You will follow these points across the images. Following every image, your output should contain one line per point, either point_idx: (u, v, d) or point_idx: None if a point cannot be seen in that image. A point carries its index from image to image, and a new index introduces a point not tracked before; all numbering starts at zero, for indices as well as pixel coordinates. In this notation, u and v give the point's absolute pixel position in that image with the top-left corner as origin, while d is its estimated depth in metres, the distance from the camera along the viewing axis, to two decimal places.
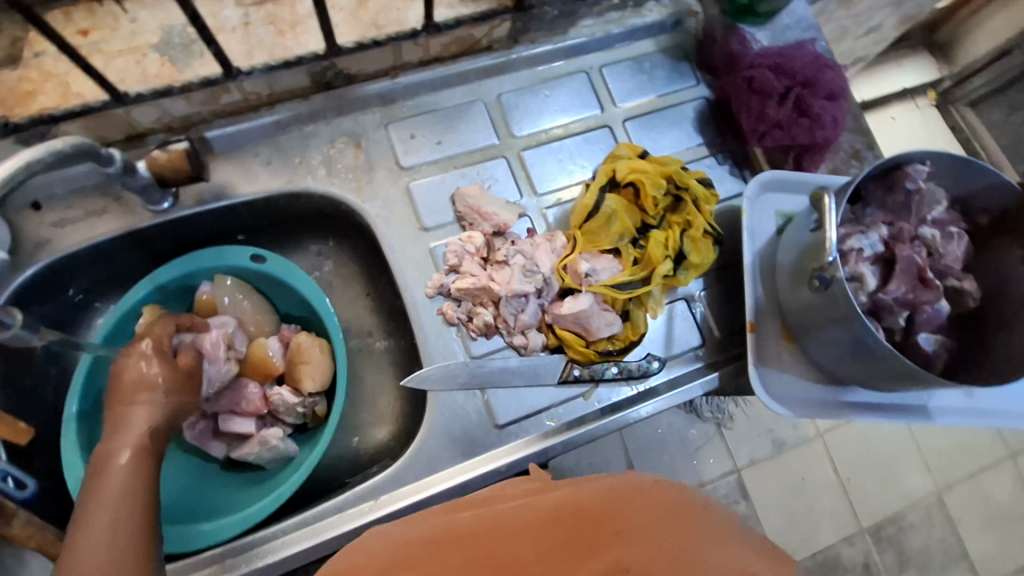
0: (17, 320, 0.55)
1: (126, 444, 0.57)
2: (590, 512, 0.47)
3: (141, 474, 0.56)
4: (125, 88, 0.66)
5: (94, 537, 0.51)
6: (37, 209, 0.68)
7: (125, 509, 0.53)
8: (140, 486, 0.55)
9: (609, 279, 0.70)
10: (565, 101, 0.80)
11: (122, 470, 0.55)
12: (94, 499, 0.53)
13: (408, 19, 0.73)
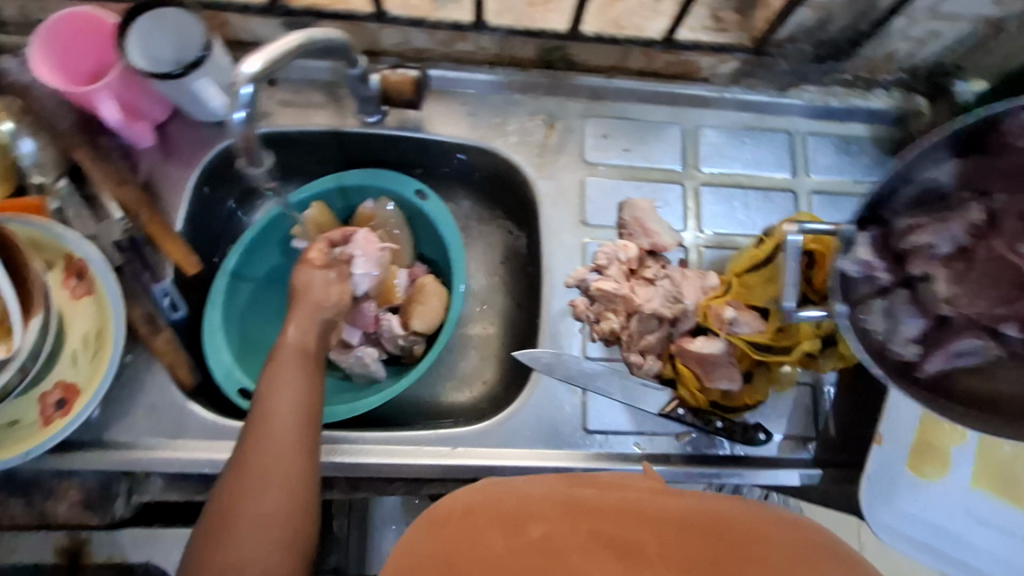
0: (266, 163, 0.57)
1: (289, 347, 0.65)
2: (742, 530, 0.42)
3: (302, 366, 0.64)
4: (386, 8, 0.70)
5: (271, 414, 0.60)
6: (272, 85, 0.75)
7: (293, 394, 0.61)
8: (307, 376, 0.64)
9: (750, 336, 0.67)
10: (759, 154, 0.80)
11: (290, 360, 0.64)
12: (266, 383, 0.62)
13: (649, 28, 0.73)
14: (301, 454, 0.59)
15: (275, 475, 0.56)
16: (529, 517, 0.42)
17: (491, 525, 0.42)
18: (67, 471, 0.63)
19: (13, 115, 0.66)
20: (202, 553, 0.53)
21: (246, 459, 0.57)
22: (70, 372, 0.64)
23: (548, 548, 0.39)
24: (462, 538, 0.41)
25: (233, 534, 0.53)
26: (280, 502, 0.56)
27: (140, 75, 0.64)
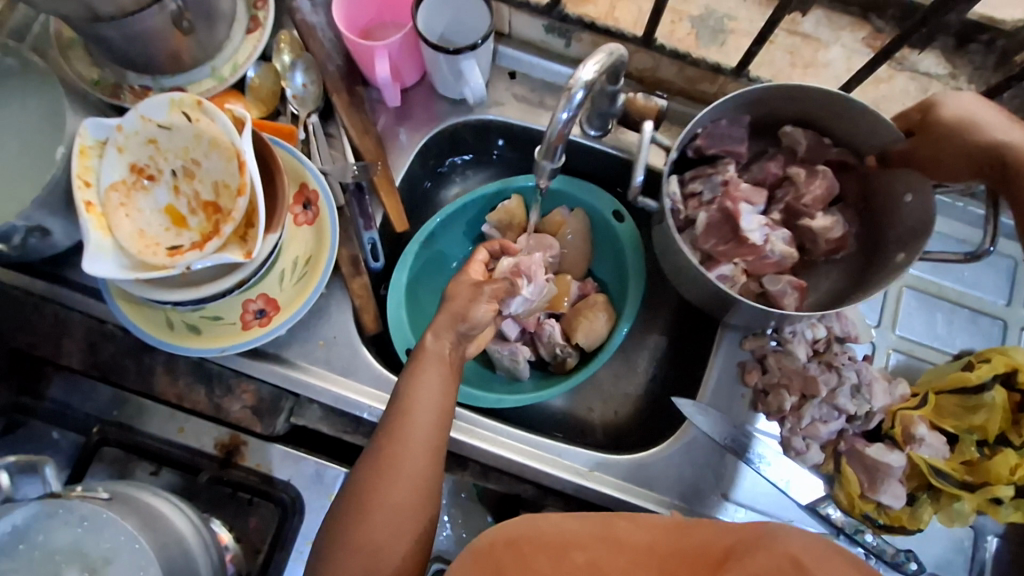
0: (557, 159, 0.56)
1: (430, 352, 0.61)
2: (767, 552, 0.41)
3: (443, 365, 0.61)
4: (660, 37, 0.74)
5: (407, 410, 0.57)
6: (511, 78, 0.78)
7: (431, 395, 0.58)
8: (444, 377, 0.60)
9: (931, 459, 0.64)
10: (976, 274, 0.76)
11: (432, 357, 0.61)
12: (407, 377, 0.60)
13: None
14: (430, 457, 0.56)
15: (405, 475, 0.55)
16: (570, 543, 0.44)
17: (539, 551, 0.43)
18: (248, 374, 0.68)
19: (294, 47, 0.74)
20: (336, 531, 0.54)
21: (383, 450, 0.56)
22: (274, 288, 0.67)
23: (592, 574, 0.41)
24: (512, 561, 0.43)
25: (365, 523, 0.53)
26: (408, 503, 0.54)
27: (418, 40, 0.70)
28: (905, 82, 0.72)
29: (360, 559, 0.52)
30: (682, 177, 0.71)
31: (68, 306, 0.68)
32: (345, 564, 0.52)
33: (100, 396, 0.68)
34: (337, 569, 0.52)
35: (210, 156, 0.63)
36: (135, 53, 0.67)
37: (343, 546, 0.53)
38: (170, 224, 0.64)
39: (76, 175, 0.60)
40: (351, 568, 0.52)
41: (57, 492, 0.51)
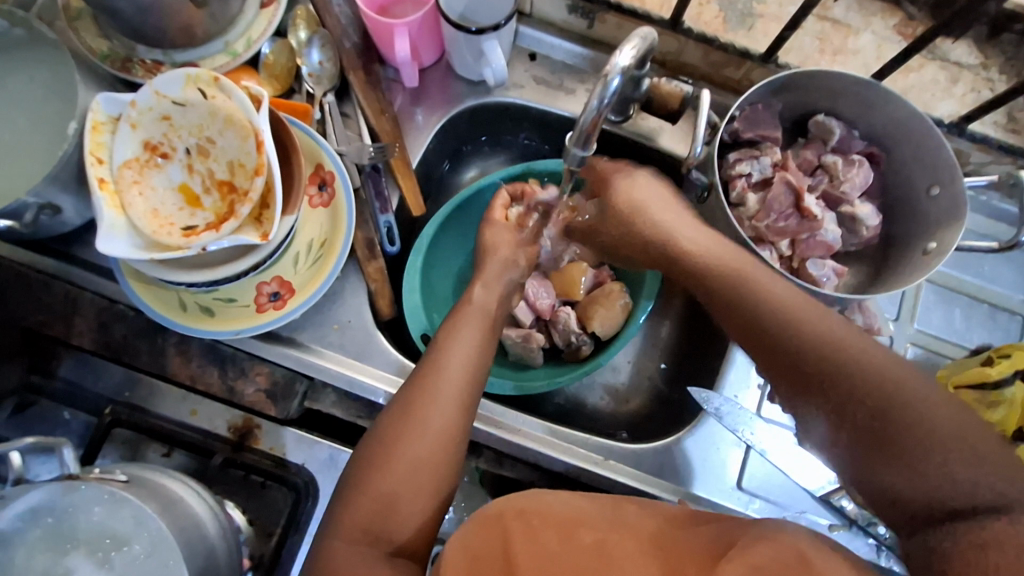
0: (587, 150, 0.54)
1: (474, 304, 0.62)
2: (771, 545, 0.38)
3: (483, 323, 0.61)
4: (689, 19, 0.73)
5: (441, 362, 0.56)
6: (532, 60, 0.76)
7: (467, 349, 0.58)
8: (484, 333, 0.60)
9: None
10: (997, 270, 0.75)
11: (474, 315, 0.61)
12: (447, 331, 0.59)
13: (936, 108, 0.71)
14: (457, 410, 0.54)
15: (429, 424, 0.53)
16: (580, 521, 0.41)
17: (550, 526, 0.41)
18: (262, 357, 0.67)
19: (311, 24, 0.73)
20: (356, 476, 0.52)
21: (412, 399, 0.54)
22: (289, 270, 0.67)
23: (601, 558, 0.39)
24: (520, 537, 0.40)
25: (386, 468, 0.51)
26: (429, 453, 0.52)
27: (440, 17, 0.68)
28: (935, 71, 0.72)
29: (378, 506, 0.50)
30: (725, 161, 0.69)
31: (79, 285, 0.67)
32: (361, 509, 0.50)
33: (112, 376, 0.67)
34: (353, 513, 0.50)
35: (225, 134, 0.62)
36: (145, 25, 0.65)
37: (360, 490, 0.51)
38: (184, 203, 0.63)
39: (88, 152, 0.59)
40: (366, 512, 0.50)
41: (76, 476, 0.51)
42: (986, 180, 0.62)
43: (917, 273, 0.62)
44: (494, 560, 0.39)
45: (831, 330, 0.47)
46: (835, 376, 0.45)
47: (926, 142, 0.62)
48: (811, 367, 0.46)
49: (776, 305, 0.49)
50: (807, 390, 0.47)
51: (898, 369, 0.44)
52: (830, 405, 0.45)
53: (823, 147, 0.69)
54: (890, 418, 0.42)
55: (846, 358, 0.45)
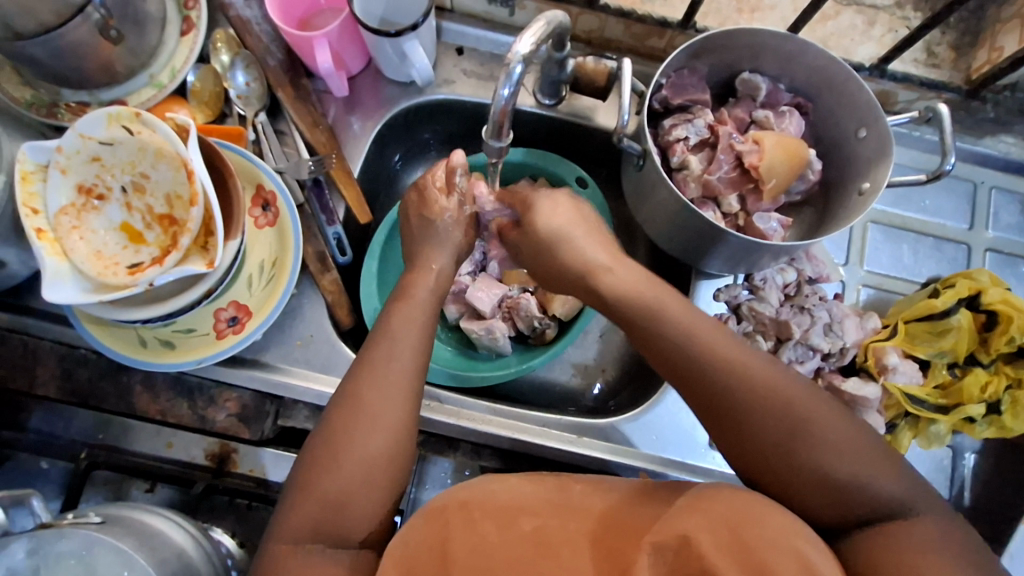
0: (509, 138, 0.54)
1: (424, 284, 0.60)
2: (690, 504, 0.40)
3: (429, 308, 0.59)
4: None
5: (387, 348, 0.55)
6: (459, 54, 0.76)
7: (409, 332, 0.56)
8: (427, 318, 0.58)
9: (905, 386, 0.66)
10: (938, 201, 0.77)
11: (422, 297, 0.59)
12: (393, 319, 0.57)
13: (857, 52, 0.72)
14: (407, 393, 0.54)
15: (374, 417, 0.52)
16: (521, 510, 0.43)
17: (487, 516, 0.42)
18: (229, 382, 0.68)
19: (231, 45, 0.73)
20: (299, 477, 0.51)
21: (359, 393, 0.53)
22: (244, 294, 0.67)
23: (541, 545, 0.40)
24: (458, 530, 0.41)
25: (331, 470, 0.50)
26: (379, 450, 0.51)
27: (357, 24, 0.68)
28: (852, 16, 0.73)
29: (326, 509, 0.49)
30: (660, 129, 0.69)
31: (35, 335, 0.67)
32: (310, 510, 0.49)
33: (83, 422, 0.68)
34: (298, 517, 0.49)
35: (157, 167, 0.62)
36: (64, 69, 0.65)
37: (306, 490, 0.50)
38: (128, 241, 0.63)
39: (22, 203, 0.59)
40: (314, 515, 0.49)
41: (50, 524, 0.52)
42: (908, 116, 0.63)
43: (853, 214, 0.63)
44: (432, 555, 0.41)
45: (759, 371, 0.49)
46: (733, 410, 0.48)
47: (848, 88, 0.64)
48: (735, 407, 0.49)
49: (693, 337, 0.51)
50: (723, 424, 0.49)
51: (813, 410, 0.47)
52: (737, 429, 0.48)
53: (753, 104, 0.70)
54: (783, 432, 0.47)
55: (750, 388, 0.48)
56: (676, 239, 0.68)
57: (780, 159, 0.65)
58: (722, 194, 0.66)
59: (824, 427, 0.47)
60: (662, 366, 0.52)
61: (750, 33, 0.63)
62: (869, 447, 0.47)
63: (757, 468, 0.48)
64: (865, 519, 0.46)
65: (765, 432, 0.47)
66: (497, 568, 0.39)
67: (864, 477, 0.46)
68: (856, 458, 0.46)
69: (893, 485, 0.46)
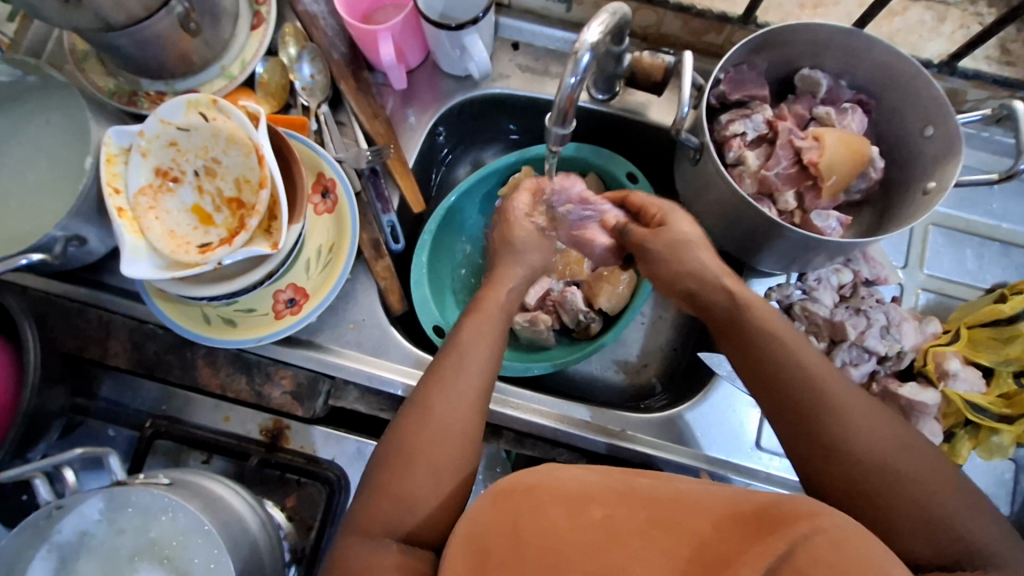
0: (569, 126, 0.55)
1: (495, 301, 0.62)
2: (809, 522, 0.38)
3: (498, 327, 0.61)
4: None
5: (455, 361, 0.58)
6: (515, 49, 0.78)
7: (479, 355, 0.58)
8: (492, 347, 0.59)
9: (967, 393, 0.64)
10: (1007, 205, 0.74)
11: (490, 328, 0.60)
12: (460, 342, 0.59)
13: (924, 49, 0.71)
14: (469, 413, 0.56)
15: (450, 425, 0.55)
16: (588, 497, 0.43)
17: (556, 502, 0.42)
18: (285, 360, 0.71)
19: (298, 38, 0.76)
20: (378, 479, 0.54)
21: (428, 402, 0.56)
22: (302, 277, 0.69)
23: (609, 533, 0.40)
24: (528, 514, 0.42)
25: (409, 470, 0.53)
26: (451, 448, 0.54)
27: (420, 19, 0.71)
28: (920, 12, 0.72)
29: (397, 505, 0.52)
30: (717, 124, 0.69)
31: (110, 310, 0.71)
32: (378, 507, 0.52)
33: (149, 392, 0.72)
34: (381, 515, 0.52)
35: (229, 152, 0.65)
36: (147, 59, 0.69)
37: (386, 491, 0.53)
38: (199, 223, 0.67)
39: (105, 183, 0.63)
40: (396, 515, 0.52)
41: (122, 481, 0.55)
42: (980, 114, 0.62)
43: (917, 214, 0.62)
44: (503, 538, 0.41)
45: (848, 403, 0.52)
46: (818, 415, 0.52)
47: (915, 85, 0.62)
48: (830, 429, 0.51)
49: (794, 362, 0.54)
50: (815, 447, 0.51)
51: (900, 452, 0.50)
52: (831, 449, 0.51)
53: (813, 100, 0.69)
54: (874, 463, 0.50)
55: (846, 417, 0.51)
56: (728, 235, 0.67)
57: (841, 156, 0.64)
58: (779, 190, 0.66)
59: (909, 465, 0.50)
60: (754, 369, 0.56)
61: (813, 27, 0.62)
62: (959, 499, 0.49)
63: (838, 493, 0.50)
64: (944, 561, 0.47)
65: (858, 460, 0.50)
66: (566, 556, 0.39)
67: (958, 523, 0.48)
68: (940, 498, 0.48)
69: (977, 531, 0.48)
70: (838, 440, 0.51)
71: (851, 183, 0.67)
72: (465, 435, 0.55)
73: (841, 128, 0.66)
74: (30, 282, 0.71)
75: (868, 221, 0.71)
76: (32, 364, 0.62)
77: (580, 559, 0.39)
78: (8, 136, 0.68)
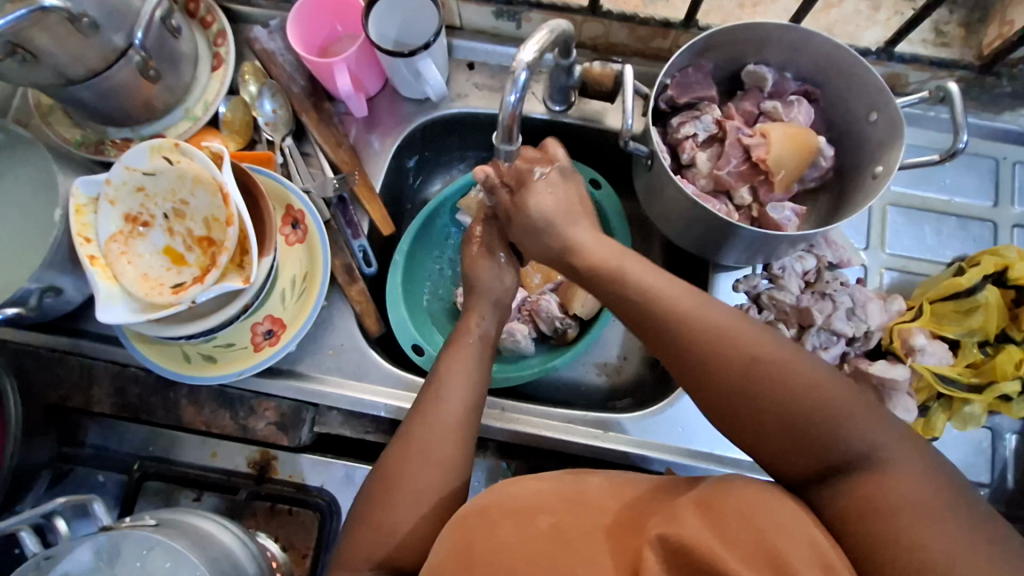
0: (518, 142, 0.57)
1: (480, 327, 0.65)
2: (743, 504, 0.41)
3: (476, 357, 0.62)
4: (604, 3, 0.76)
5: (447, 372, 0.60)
6: (470, 69, 0.80)
7: (464, 379, 0.60)
8: (475, 364, 0.62)
9: (936, 367, 0.65)
10: (960, 179, 0.76)
11: (468, 350, 0.63)
12: (441, 367, 0.61)
13: (863, 37, 0.73)
14: (463, 421, 0.58)
15: (444, 421, 0.57)
16: (537, 509, 0.45)
17: (507, 517, 0.44)
18: (267, 393, 0.71)
19: (258, 76, 0.78)
20: (373, 494, 0.55)
21: (425, 410, 0.58)
22: (278, 308, 0.70)
23: (557, 539, 0.42)
24: (478, 534, 0.44)
25: (417, 465, 0.55)
26: (457, 442, 0.57)
27: (373, 49, 0.72)
28: (856, 2, 0.74)
29: (382, 515, 0.54)
30: (669, 127, 0.71)
31: (91, 356, 0.72)
32: (362, 538, 0.54)
33: (135, 435, 0.73)
34: (395, 505, 0.54)
35: (195, 193, 0.67)
36: (109, 109, 0.70)
37: (393, 489, 0.54)
38: (171, 264, 0.68)
39: (76, 233, 0.64)
40: (401, 511, 0.53)
41: (111, 527, 0.56)
42: (918, 97, 0.63)
43: (868, 197, 0.63)
44: (453, 560, 0.43)
45: (725, 329, 0.49)
46: (697, 329, 0.49)
47: (855, 72, 0.64)
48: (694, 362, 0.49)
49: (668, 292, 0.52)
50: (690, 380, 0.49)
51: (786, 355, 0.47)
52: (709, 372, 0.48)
53: (761, 94, 0.70)
54: (774, 394, 0.46)
55: (722, 336, 0.48)
56: (688, 234, 0.69)
57: (788, 150, 0.66)
58: (733, 187, 0.68)
59: (804, 382, 0.45)
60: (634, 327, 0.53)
61: (750, 27, 0.64)
62: (842, 399, 0.45)
63: (720, 420, 0.48)
64: (823, 472, 0.45)
65: (724, 393, 0.47)
66: (515, 564, 0.41)
67: (811, 439, 0.44)
68: (827, 395, 0.45)
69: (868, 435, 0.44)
70: (727, 348, 0.48)
71: (803, 172, 0.69)
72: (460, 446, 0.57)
73: (789, 121, 0.68)
74: (10, 335, 0.72)
75: (825, 206, 0.72)
76: (13, 418, 0.62)
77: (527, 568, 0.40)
78: None
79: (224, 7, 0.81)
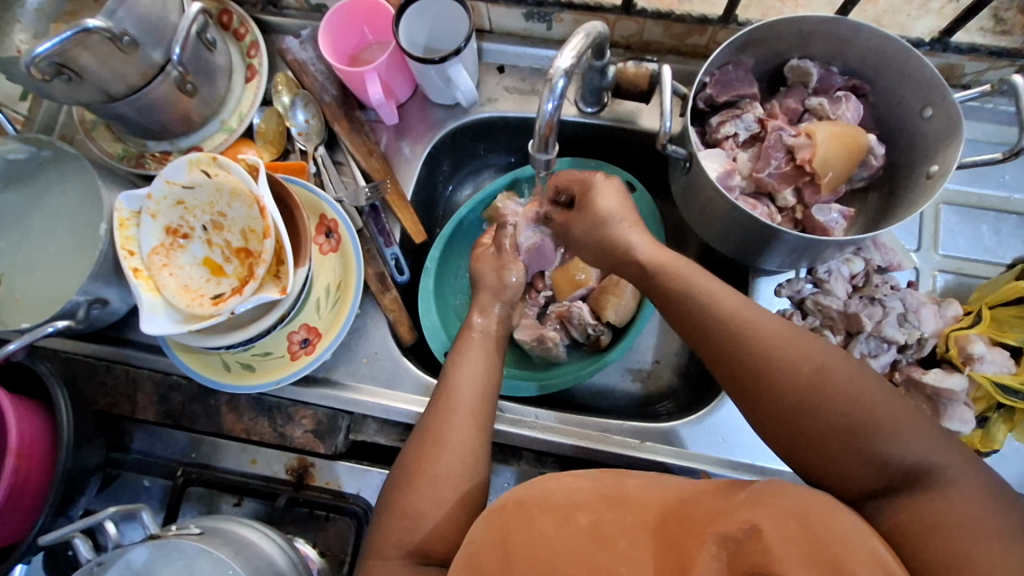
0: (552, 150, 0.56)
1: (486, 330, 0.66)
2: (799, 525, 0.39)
3: (482, 357, 0.63)
4: None
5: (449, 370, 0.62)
6: (501, 72, 0.79)
7: (469, 381, 0.60)
8: (485, 362, 0.63)
9: (996, 376, 0.61)
10: (1020, 174, 0.71)
11: (474, 347, 0.64)
12: (450, 366, 0.63)
13: (914, 28, 0.69)
14: (471, 425, 0.58)
15: (466, 410, 0.58)
16: (575, 506, 0.44)
17: (546, 513, 0.43)
18: (304, 401, 0.72)
19: (290, 87, 0.78)
20: (392, 500, 0.56)
21: (432, 419, 0.58)
22: (313, 316, 0.71)
23: (597, 536, 0.41)
24: (517, 529, 0.43)
25: (430, 474, 0.55)
26: (467, 445, 0.57)
27: (404, 55, 0.72)
28: None
29: (406, 522, 0.54)
30: (708, 128, 0.69)
31: (137, 365, 0.74)
32: (390, 527, 0.55)
33: (178, 441, 0.74)
34: (414, 500, 0.55)
35: (232, 205, 0.68)
36: (149, 123, 0.72)
37: (415, 476, 0.56)
38: (210, 274, 0.69)
39: (120, 247, 0.65)
40: (424, 492, 0.55)
41: (156, 535, 0.57)
42: (979, 90, 0.59)
43: (921, 199, 0.60)
44: (492, 552, 0.43)
45: (786, 338, 0.50)
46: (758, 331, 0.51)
47: (907, 66, 0.60)
48: (754, 369, 0.50)
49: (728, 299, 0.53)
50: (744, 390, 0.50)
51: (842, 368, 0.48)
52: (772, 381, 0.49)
53: (805, 90, 0.68)
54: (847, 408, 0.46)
55: (784, 344, 0.50)
56: (727, 238, 0.66)
57: (836, 151, 0.63)
58: (776, 189, 0.66)
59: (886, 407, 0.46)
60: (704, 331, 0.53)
61: (794, 21, 0.61)
62: (899, 411, 0.46)
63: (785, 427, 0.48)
64: (884, 487, 0.44)
65: (796, 403, 0.48)
66: (555, 561, 0.40)
67: (886, 450, 0.44)
68: (888, 415, 0.45)
69: (924, 457, 0.44)
70: (793, 357, 0.49)
71: (853, 171, 0.66)
72: (470, 450, 0.57)
73: (835, 119, 0.65)
74: (61, 345, 0.75)
75: (876, 204, 0.69)
76: (64, 426, 0.64)
77: (568, 565, 0.40)
78: (28, 210, 0.71)
79: (256, 18, 0.81)
